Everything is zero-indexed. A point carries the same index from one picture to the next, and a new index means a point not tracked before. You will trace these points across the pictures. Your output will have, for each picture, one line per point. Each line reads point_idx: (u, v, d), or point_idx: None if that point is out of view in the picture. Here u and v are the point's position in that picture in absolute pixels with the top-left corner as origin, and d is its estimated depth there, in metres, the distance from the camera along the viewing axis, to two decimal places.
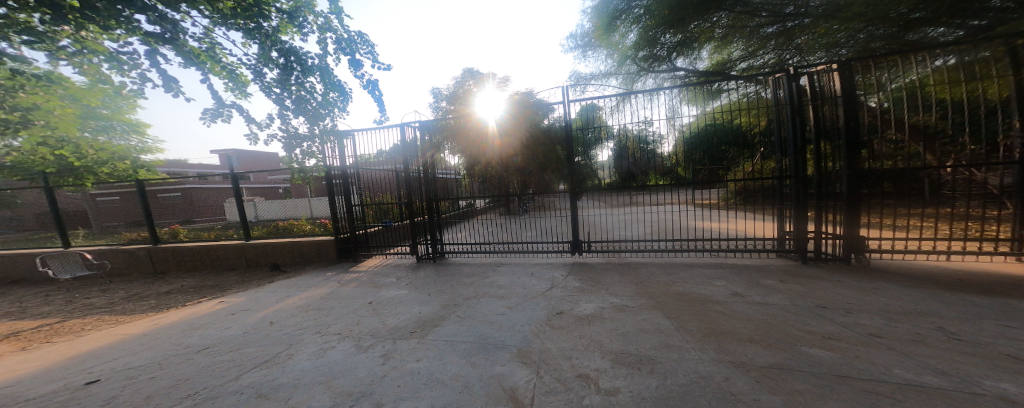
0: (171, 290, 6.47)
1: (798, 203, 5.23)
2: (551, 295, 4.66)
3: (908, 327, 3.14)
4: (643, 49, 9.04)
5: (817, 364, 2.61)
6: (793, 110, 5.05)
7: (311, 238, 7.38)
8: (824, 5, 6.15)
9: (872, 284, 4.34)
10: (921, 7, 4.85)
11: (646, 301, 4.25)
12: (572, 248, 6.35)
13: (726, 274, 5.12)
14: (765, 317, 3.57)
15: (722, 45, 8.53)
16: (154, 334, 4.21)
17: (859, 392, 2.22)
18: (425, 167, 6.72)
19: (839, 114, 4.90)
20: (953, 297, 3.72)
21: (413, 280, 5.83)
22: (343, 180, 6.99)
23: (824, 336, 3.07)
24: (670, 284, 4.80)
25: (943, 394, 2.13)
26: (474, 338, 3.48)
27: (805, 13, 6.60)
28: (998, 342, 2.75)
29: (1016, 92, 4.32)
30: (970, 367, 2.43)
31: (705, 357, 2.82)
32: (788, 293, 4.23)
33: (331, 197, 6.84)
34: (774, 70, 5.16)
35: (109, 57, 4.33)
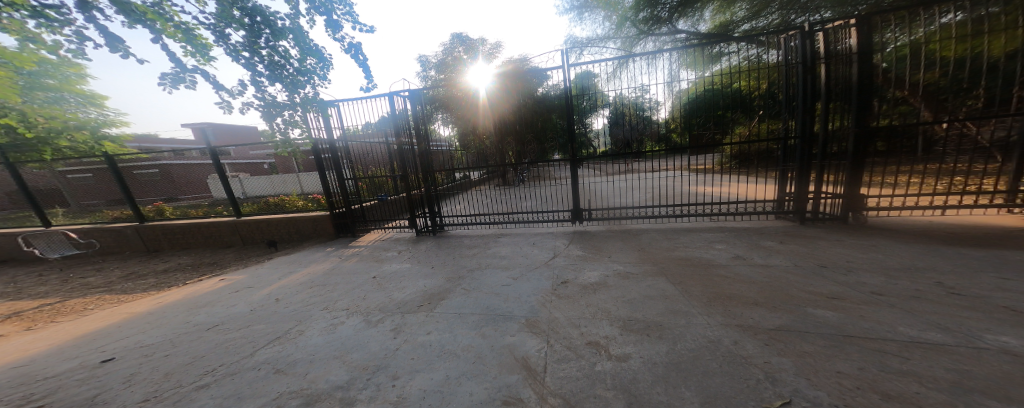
0: (170, 268, 6.01)
1: (801, 158, 4.64)
2: (555, 264, 4.26)
3: (919, 282, 2.77)
4: (643, 10, 8.19)
5: (822, 323, 2.26)
6: (807, 64, 4.32)
7: (304, 215, 6.82)
8: None
9: (870, 242, 3.90)
10: None
11: (649, 265, 3.86)
12: (572, 217, 5.87)
13: (725, 237, 4.65)
14: (766, 278, 3.16)
15: (725, 6, 7.35)
16: (160, 313, 3.79)
17: (868, 352, 1.89)
18: (418, 140, 6.03)
19: (852, 73, 4.19)
20: (948, 251, 3.33)
21: (414, 254, 5.40)
22: (332, 155, 6.21)
23: (826, 296, 2.68)
24: (671, 249, 4.37)
25: (951, 351, 1.84)
26: (481, 308, 3.12)
27: None
28: (997, 295, 2.44)
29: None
30: (970, 322, 2.12)
31: (714, 321, 2.44)
32: (789, 254, 3.79)
33: (321, 173, 6.14)
34: (787, 27, 4.38)
35: (32, 12, 3.45)
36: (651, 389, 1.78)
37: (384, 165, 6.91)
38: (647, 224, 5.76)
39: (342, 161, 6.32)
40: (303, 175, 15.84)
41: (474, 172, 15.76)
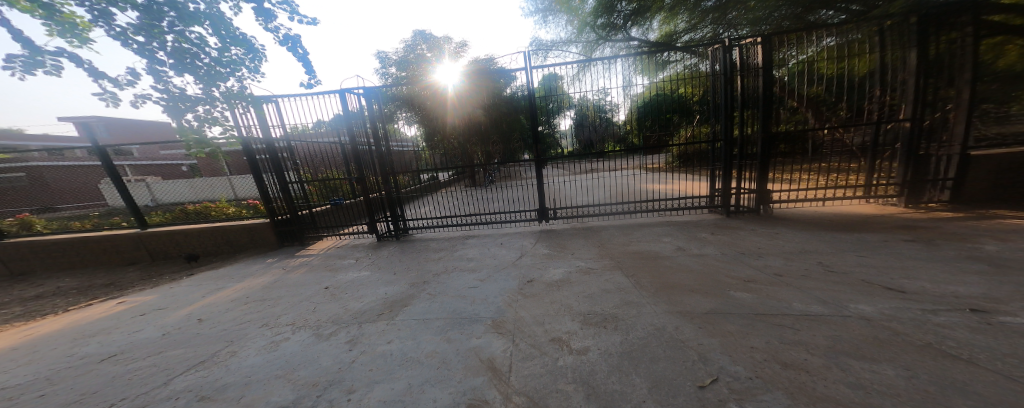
0: (39, 295, 4.68)
1: (726, 163, 5.13)
2: (522, 264, 4.03)
3: (812, 264, 3.13)
4: (600, 16, 8.41)
5: (740, 305, 2.46)
6: (726, 77, 4.82)
7: (236, 222, 5.72)
8: None
9: (774, 228, 4.43)
10: None
11: (607, 261, 3.85)
12: (538, 216, 5.70)
13: (671, 230, 4.94)
14: (700, 267, 3.38)
15: (670, 16, 7.42)
16: (30, 346, 2.98)
17: (772, 327, 2.10)
18: (377, 140, 5.42)
19: (761, 85, 4.78)
20: (840, 233, 3.82)
21: (374, 260, 4.78)
22: (269, 154, 5.36)
23: (743, 280, 2.98)
24: (627, 243, 4.47)
25: (828, 321, 2.12)
26: (448, 311, 2.87)
27: None
28: (859, 270, 2.88)
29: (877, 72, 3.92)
30: (840, 295, 2.48)
31: (659, 308, 2.54)
32: (718, 243, 4.16)
33: (256, 175, 5.30)
34: (712, 40, 4.84)
35: None
36: (607, 378, 1.78)
37: (337, 167, 6.25)
38: (605, 221, 5.83)
39: (285, 162, 5.53)
40: (235, 178, 13.73)
41: (444, 174, 15.20)
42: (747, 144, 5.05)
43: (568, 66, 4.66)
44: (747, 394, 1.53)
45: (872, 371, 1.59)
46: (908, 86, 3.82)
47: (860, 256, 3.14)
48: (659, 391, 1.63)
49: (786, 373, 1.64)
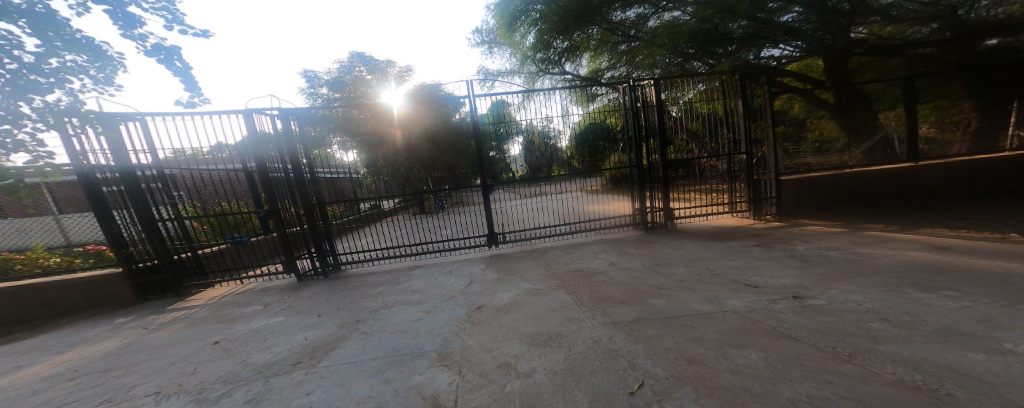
0: None
1: (638, 187, 4.76)
2: (471, 290, 3.14)
3: (701, 271, 3.08)
4: (538, 51, 7.80)
5: (656, 309, 2.37)
6: (631, 113, 4.55)
7: (56, 275, 3.57)
8: (654, 30, 5.68)
9: (676, 241, 4.26)
10: (688, 44, 4.85)
11: (552, 280, 3.24)
12: (488, 241, 4.44)
13: (603, 245, 4.41)
14: (624, 274, 3.24)
15: (593, 56, 7.80)
16: None
17: (683, 330, 2.02)
18: (301, 166, 3.99)
19: (656, 123, 4.67)
20: (742, 231, 4.13)
21: (294, 304, 3.21)
22: (126, 187, 3.56)
23: (659, 286, 2.82)
24: (567, 257, 4.05)
25: (721, 318, 2.12)
26: (384, 348, 2.09)
27: (638, 36, 6.64)
28: (756, 264, 2.99)
29: (739, 116, 4.53)
30: (721, 293, 2.53)
31: (596, 319, 2.27)
32: (636, 252, 3.97)
33: (98, 216, 3.48)
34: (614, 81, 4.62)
35: None
36: (551, 399, 1.43)
37: (241, 197, 4.49)
38: (554, 241, 4.86)
39: (154, 194, 3.69)
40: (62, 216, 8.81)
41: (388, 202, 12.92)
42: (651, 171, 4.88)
43: (515, 95, 4.23)
44: (667, 394, 1.39)
45: (746, 357, 1.65)
46: (738, 126, 4.58)
47: (745, 261, 3.13)
48: (597, 405, 1.36)
49: (694, 371, 1.56)
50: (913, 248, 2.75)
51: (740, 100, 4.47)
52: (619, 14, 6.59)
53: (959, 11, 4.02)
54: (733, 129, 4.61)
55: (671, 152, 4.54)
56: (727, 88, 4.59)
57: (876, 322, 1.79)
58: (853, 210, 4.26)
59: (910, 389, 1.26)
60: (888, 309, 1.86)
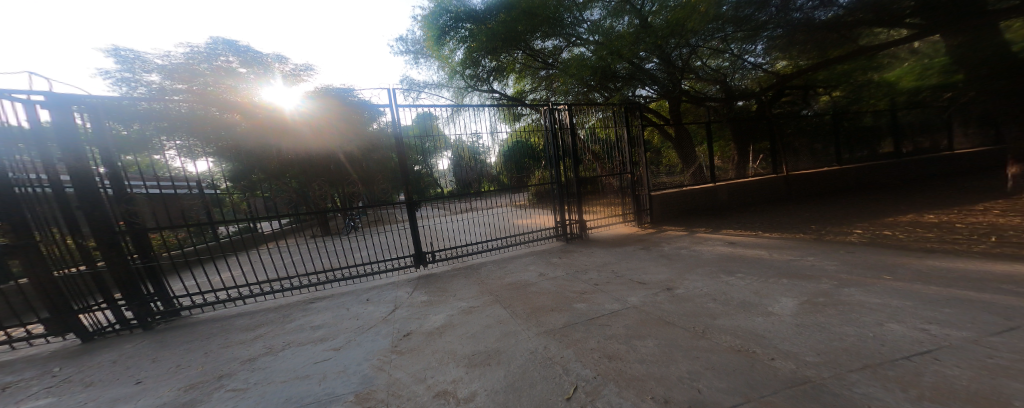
0: None
1: (557, 201, 4.84)
2: (396, 316, 2.69)
3: (609, 275, 3.24)
4: (468, 68, 7.65)
5: (573, 312, 2.39)
6: (550, 133, 4.76)
7: None
8: (568, 60, 6.28)
9: (589, 248, 4.52)
10: (586, 76, 5.63)
11: (487, 296, 2.93)
12: (413, 261, 3.90)
13: (525, 255, 4.41)
14: (543, 280, 3.24)
15: (519, 78, 8.24)
16: None
17: (599, 328, 2.07)
18: (95, 176, 2.63)
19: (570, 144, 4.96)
20: (642, 238, 4.62)
21: (125, 361, 2.30)
22: None
23: (577, 291, 2.89)
24: (487, 269, 3.90)
25: (628, 314, 2.25)
26: (275, 403, 1.60)
27: (554, 63, 7.37)
28: (652, 266, 3.34)
29: (626, 143, 5.33)
30: (626, 292, 2.72)
31: (532, 330, 2.15)
32: (553, 260, 4.04)
33: None
34: (536, 103, 4.72)
35: None
36: None
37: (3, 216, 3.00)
38: (486, 256, 4.54)
39: None
40: None
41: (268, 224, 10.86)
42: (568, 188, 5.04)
43: (443, 107, 3.87)
44: (596, 394, 1.37)
45: (646, 345, 1.78)
46: (625, 150, 5.37)
47: (639, 264, 3.49)
48: None
49: (612, 366, 1.60)
50: (723, 244, 3.65)
51: (625, 129, 5.30)
52: (539, 43, 7.24)
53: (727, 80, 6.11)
54: (622, 154, 5.38)
55: (583, 170, 4.87)
56: (617, 118, 5.35)
57: (736, 304, 2.13)
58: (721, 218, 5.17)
59: (740, 354, 1.54)
60: (751, 293, 2.24)
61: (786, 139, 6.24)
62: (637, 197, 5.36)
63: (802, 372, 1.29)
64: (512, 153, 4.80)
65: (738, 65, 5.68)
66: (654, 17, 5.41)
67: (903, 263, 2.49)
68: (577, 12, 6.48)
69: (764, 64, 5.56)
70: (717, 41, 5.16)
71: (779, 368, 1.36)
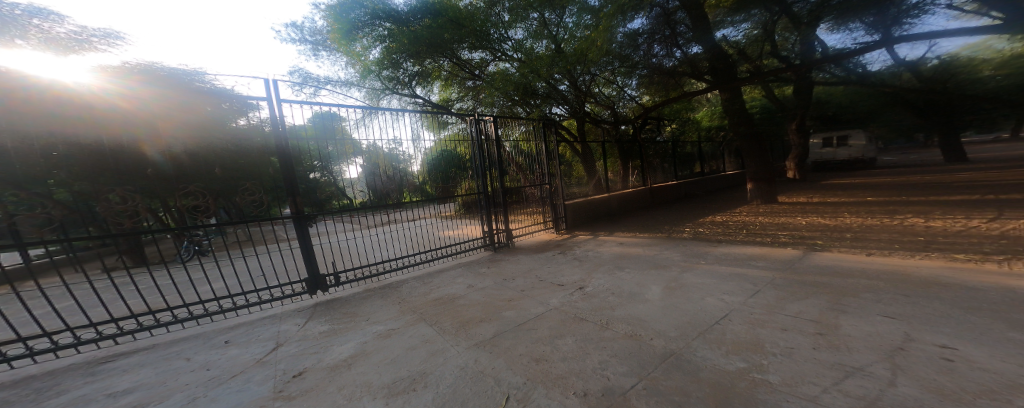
0: None
1: (484, 211, 4.79)
2: (281, 352, 2.05)
3: (533, 279, 3.25)
4: (385, 69, 7.01)
5: (500, 317, 2.25)
6: (476, 143, 4.77)
7: None
8: (494, 74, 6.46)
9: (514, 256, 4.54)
10: (506, 88, 5.88)
11: (410, 315, 2.49)
12: (306, 286, 3.14)
13: (448, 267, 4.14)
14: (467, 290, 3.04)
15: (444, 85, 8.12)
16: None
17: (527, 330, 1.97)
18: None
19: (495, 155, 5.02)
20: (562, 245, 4.86)
21: None
22: None
23: (502, 295, 2.79)
24: (406, 284, 3.51)
25: (552, 314, 2.23)
26: None
27: (481, 74, 7.53)
28: (571, 270, 3.48)
29: (544, 156, 5.73)
30: (550, 293, 2.73)
31: (461, 344, 1.85)
32: (478, 269, 3.89)
33: None
34: (462, 113, 4.66)
35: None
36: None
37: None
38: (405, 273, 4.02)
39: None
40: None
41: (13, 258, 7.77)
42: (494, 198, 5.03)
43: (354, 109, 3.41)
44: (525, 400, 1.25)
45: (571, 342, 1.76)
46: (542, 162, 5.75)
47: (558, 267, 3.68)
48: None
49: (541, 367, 1.50)
50: (616, 245, 4.24)
51: (543, 142, 5.68)
52: (467, 54, 7.34)
53: (619, 105, 7.22)
54: (541, 165, 5.75)
55: (508, 179, 4.96)
56: (536, 132, 5.69)
57: (644, 297, 2.30)
58: (625, 223, 5.84)
59: (633, 338, 1.71)
60: (655, 289, 2.47)
61: (646, 159, 7.65)
62: (556, 206, 5.73)
63: (690, 352, 1.46)
64: (432, 162, 4.58)
65: (621, 95, 7.00)
66: (567, 43, 6.06)
67: (709, 250, 3.39)
68: (502, 30, 6.88)
69: (637, 97, 7.08)
70: (608, 72, 6.17)
71: (656, 345, 1.59)
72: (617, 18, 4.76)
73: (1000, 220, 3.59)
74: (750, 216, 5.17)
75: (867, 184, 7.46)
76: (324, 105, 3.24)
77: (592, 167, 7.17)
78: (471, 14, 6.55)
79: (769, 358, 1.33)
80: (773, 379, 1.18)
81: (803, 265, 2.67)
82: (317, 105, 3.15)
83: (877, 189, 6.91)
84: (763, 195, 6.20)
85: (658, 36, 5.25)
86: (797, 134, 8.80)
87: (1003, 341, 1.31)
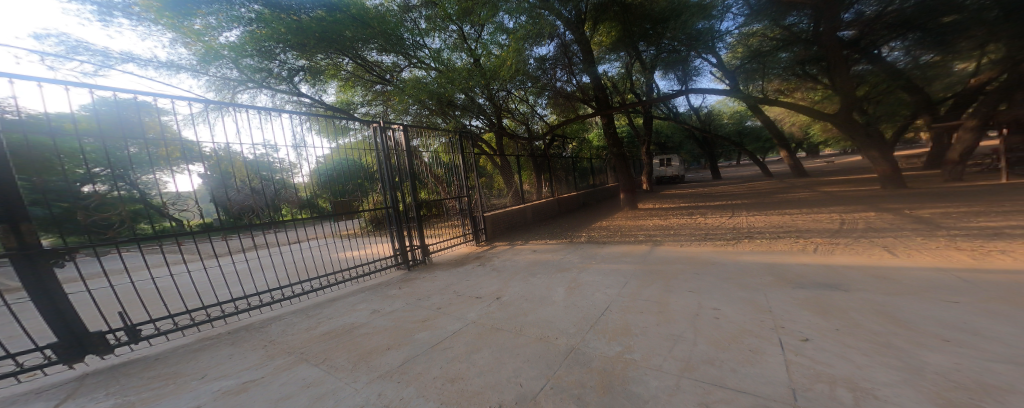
0: None
1: (395, 227, 4.41)
2: None
3: (450, 295, 3.14)
4: (253, 57, 5.64)
5: (412, 342, 2.06)
6: (384, 153, 4.36)
7: None
8: (404, 81, 6.26)
9: (430, 272, 4.30)
10: (419, 96, 5.67)
11: (284, 358, 2.00)
12: (64, 356, 1.85)
13: (352, 290, 3.63)
14: (372, 316, 2.71)
15: (344, 86, 7.40)
16: None
17: (440, 350, 1.86)
18: None
19: (408, 166, 4.71)
20: (481, 257, 4.83)
21: None
22: None
23: (414, 317, 2.58)
24: (294, 314, 2.93)
25: (466, 330, 2.16)
26: None
27: (391, 78, 7.16)
28: (486, 282, 3.47)
29: (462, 169, 5.66)
30: (468, 308, 2.67)
31: (360, 380, 1.61)
32: (387, 292, 3.49)
33: None
34: (366, 120, 4.24)
35: None
36: None
37: None
38: (282, 309, 3.14)
39: None
40: None
41: None
42: (406, 215, 4.67)
43: (191, 104, 2.51)
44: None
45: (483, 355, 1.73)
46: (460, 173, 5.66)
47: (476, 280, 3.63)
48: None
49: (453, 388, 1.42)
50: (530, 253, 4.48)
51: (462, 151, 5.66)
52: (374, 56, 6.88)
53: (533, 122, 7.73)
54: (460, 177, 5.67)
55: (423, 192, 4.68)
56: (456, 144, 5.64)
57: (554, 301, 2.46)
58: (541, 232, 6.16)
59: (542, 341, 1.81)
60: (562, 291, 2.67)
61: (552, 172, 8.34)
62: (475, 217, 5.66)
63: (585, 347, 1.61)
64: (318, 172, 3.87)
65: (534, 113, 7.56)
66: (483, 59, 6.29)
67: (604, 252, 3.88)
68: (417, 36, 6.74)
69: (546, 116, 7.83)
70: (522, 91, 6.63)
71: (560, 344, 1.72)
72: (525, 42, 5.18)
73: (781, 215, 5.17)
74: (630, 220, 6.11)
75: (701, 192, 9.77)
76: (117, 89, 2.16)
77: (510, 180, 7.41)
78: (380, 15, 6.15)
79: (635, 339, 1.61)
80: (637, 356, 1.42)
81: (653, 257, 3.34)
82: (110, 89, 2.09)
83: (716, 195, 9.09)
84: (630, 200, 7.48)
85: (560, 63, 6.13)
86: (648, 158, 11.05)
87: (782, 305, 1.87)
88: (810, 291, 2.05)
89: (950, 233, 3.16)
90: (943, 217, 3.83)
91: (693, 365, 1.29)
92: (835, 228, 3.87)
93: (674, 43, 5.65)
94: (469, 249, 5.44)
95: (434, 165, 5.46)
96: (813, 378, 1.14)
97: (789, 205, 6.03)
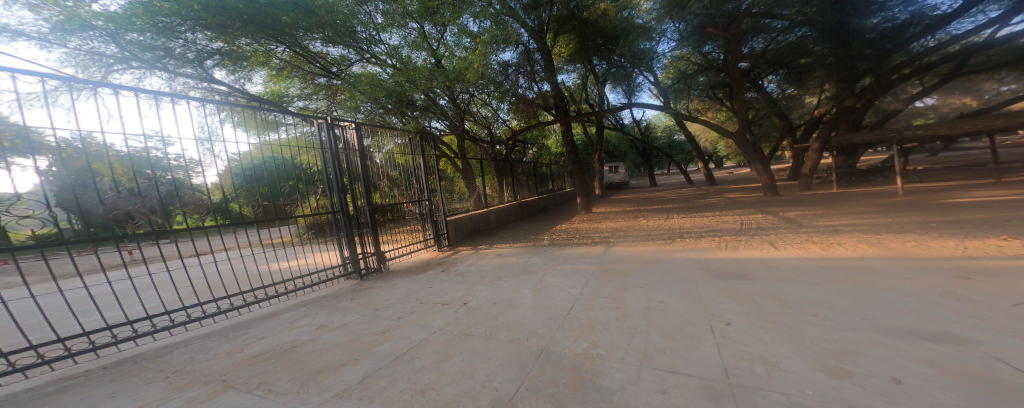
0: None
1: (345, 233, 4.07)
2: None
3: (412, 303, 3.00)
4: (154, 34, 4.73)
5: (375, 355, 1.93)
6: (331, 152, 4.04)
7: None
8: (353, 76, 5.89)
9: (390, 280, 4.06)
10: (372, 92, 5.34)
11: (208, 386, 1.73)
12: None
13: (296, 304, 3.25)
14: (320, 330, 2.47)
15: (277, 75, 6.63)
16: None
17: (405, 362, 1.77)
18: None
19: (362, 168, 4.41)
20: (444, 263, 4.70)
21: None
22: None
23: (372, 329, 2.41)
24: (222, 335, 2.53)
25: (433, 338, 2.07)
26: None
27: (339, 73, 6.66)
28: (450, 288, 3.38)
29: (422, 171, 5.46)
30: (433, 315, 2.57)
31: (312, 402, 1.45)
32: (340, 303, 3.22)
33: None
34: (309, 115, 3.86)
35: None
36: None
37: None
38: (198, 330, 2.71)
39: None
40: None
41: None
42: (359, 219, 4.34)
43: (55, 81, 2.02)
44: None
45: (454, 362, 1.68)
46: (417, 176, 5.44)
47: (440, 286, 3.51)
48: None
49: (421, 400, 1.36)
50: (495, 256, 4.48)
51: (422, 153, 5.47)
52: (317, 46, 6.35)
53: (494, 125, 7.75)
54: (418, 180, 5.45)
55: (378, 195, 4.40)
56: (415, 146, 5.43)
57: (523, 303, 2.49)
58: (502, 236, 6.16)
59: (513, 343, 1.83)
60: (528, 293, 2.71)
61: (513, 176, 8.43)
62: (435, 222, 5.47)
63: (553, 347, 1.66)
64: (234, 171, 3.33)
65: (496, 117, 7.62)
66: (444, 61, 6.18)
67: (566, 253, 4.03)
68: (372, 30, 6.38)
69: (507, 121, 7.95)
70: (484, 95, 6.66)
71: (531, 345, 1.75)
72: (491, 47, 5.13)
73: (712, 216, 5.90)
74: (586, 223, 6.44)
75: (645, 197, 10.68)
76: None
77: (471, 183, 7.33)
78: (328, 3, 5.57)
79: (599, 334, 1.70)
80: (602, 351, 1.51)
81: (608, 256, 3.57)
82: None
83: (656, 198, 10.04)
84: (585, 204, 7.90)
85: (521, 70, 6.29)
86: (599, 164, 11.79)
87: (722, 293, 2.14)
88: (731, 281, 2.38)
89: (824, 228, 3.96)
90: (819, 216, 4.77)
91: (650, 355, 1.41)
92: (751, 226, 4.56)
93: (622, 59, 6.14)
94: (429, 255, 5.23)
95: (390, 166, 5.13)
96: (739, 356, 1.32)
97: (717, 207, 6.92)
